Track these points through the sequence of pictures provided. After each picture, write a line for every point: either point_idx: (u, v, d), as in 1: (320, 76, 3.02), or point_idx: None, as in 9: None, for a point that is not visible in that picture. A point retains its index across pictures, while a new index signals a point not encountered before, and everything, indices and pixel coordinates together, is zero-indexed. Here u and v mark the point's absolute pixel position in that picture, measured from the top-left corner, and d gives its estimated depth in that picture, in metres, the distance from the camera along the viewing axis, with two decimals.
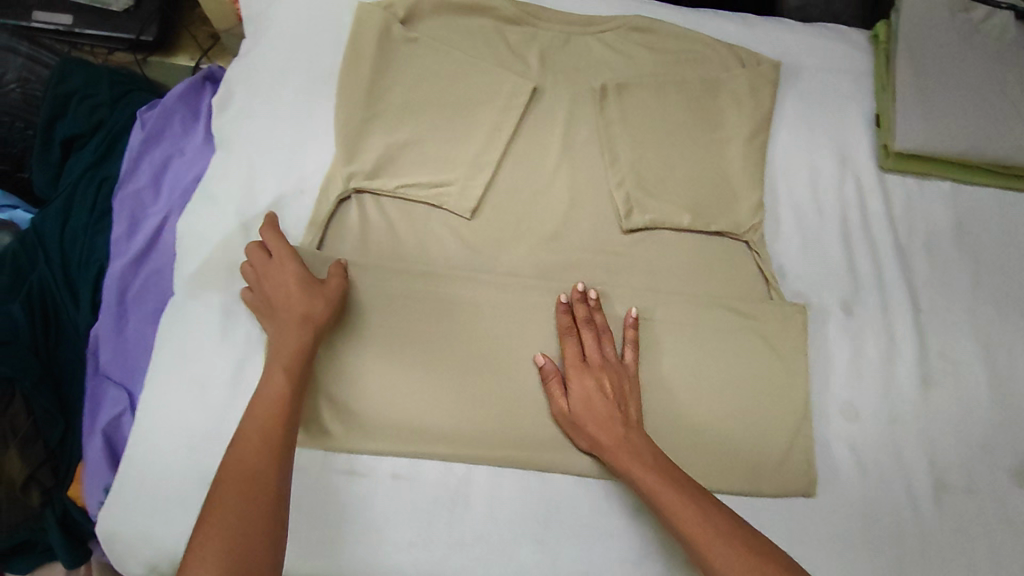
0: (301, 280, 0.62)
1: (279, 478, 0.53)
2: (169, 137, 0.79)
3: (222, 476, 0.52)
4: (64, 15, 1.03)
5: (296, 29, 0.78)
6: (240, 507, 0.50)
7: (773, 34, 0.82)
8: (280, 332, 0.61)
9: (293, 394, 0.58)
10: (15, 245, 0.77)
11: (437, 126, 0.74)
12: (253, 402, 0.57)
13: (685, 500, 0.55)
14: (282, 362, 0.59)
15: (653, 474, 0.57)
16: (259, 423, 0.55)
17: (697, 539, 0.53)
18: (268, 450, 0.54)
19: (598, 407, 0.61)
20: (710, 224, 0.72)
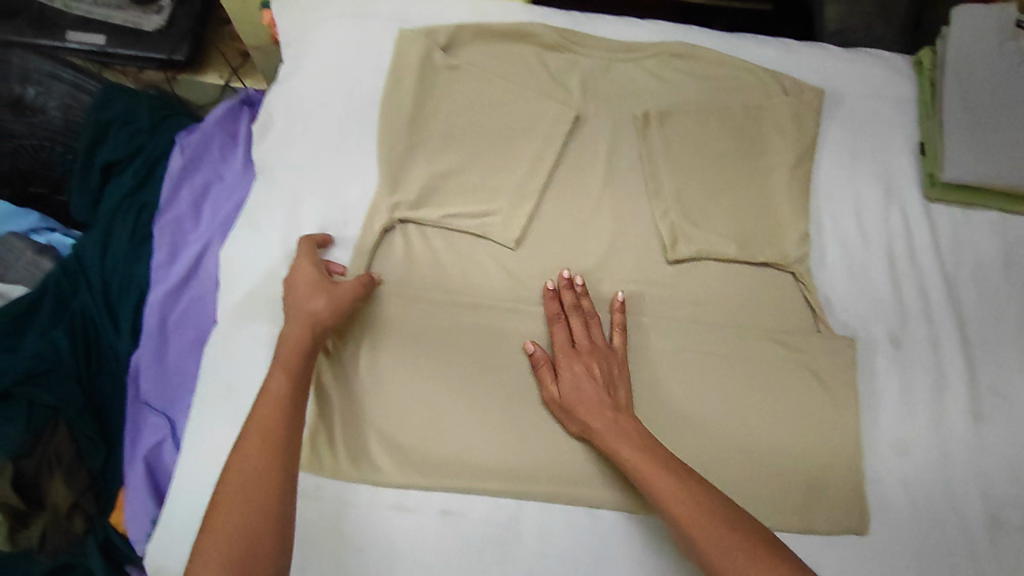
0: (310, 281, 0.63)
1: (279, 477, 0.52)
2: (208, 162, 0.79)
3: (225, 478, 0.52)
4: (97, 35, 1.03)
5: (331, 55, 0.77)
6: (243, 509, 0.50)
7: (816, 60, 0.81)
8: (286, 330, 0.61)
9: (294, 392, 0.57)
10: (56, 271, 0.76)
11: (480, 153, 0.73)
12: (256, 402, 0.56)
13: (671, 481, 0.55)
14: (282, 360, 0.58)
15: (640, 456, 0.57)
16: (259, 423, 0.55)
17: (682, 519, 0.53)
18: (268, 450, 0.53)
19: (587, 392, 0.62)
20: (756, 255, 0.72)
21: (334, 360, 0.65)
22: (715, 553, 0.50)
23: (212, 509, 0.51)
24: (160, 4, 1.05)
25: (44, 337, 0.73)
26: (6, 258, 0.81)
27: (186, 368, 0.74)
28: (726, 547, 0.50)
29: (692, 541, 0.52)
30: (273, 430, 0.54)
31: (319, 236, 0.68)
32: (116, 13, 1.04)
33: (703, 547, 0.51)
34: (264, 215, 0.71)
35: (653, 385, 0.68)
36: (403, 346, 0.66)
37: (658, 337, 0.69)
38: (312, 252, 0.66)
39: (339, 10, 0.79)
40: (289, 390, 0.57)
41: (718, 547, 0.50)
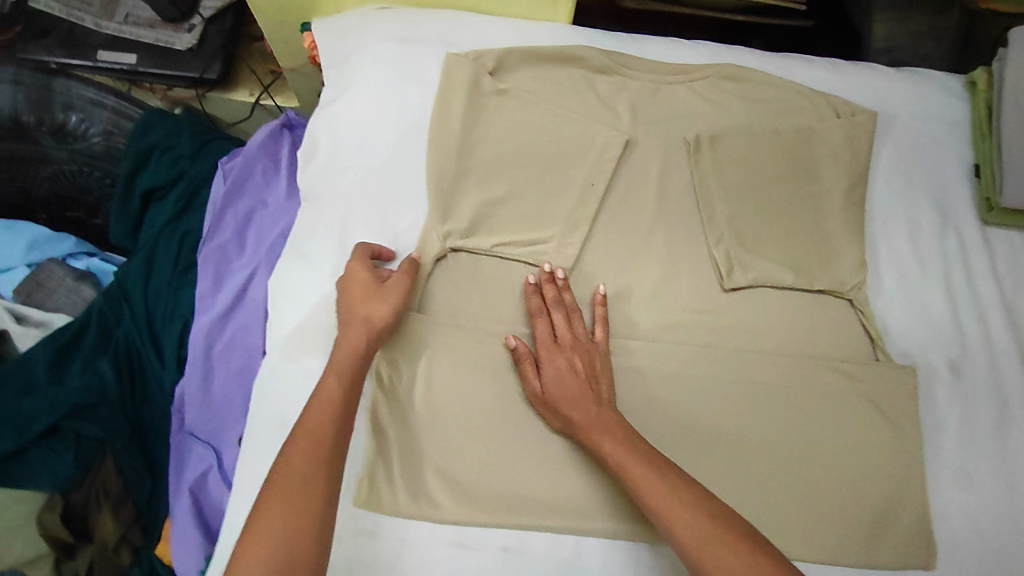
0: (365, 286, 0.62)
1: (325, 488, 0.51)
2: (252, 188, 0.78)
3: (270, 484, 0.51)
4: (128, 54, 1.02)
5: (376, 80, 0.76)
6: (289, 518, 0.49)
7: (867, 80, 0.80)
8: (343, 335, 0.60)
9: (346, 403, 0.56)
10: (99, 299, 0.75)
11: (529, 179, 0.72)
12: (306, 408, 0.55)
13: (657, 477, 0.54)
14: (337, 366, 0.58)
15: (625, 452, 0.56)
16: (309, 430, 0.54)
17: (663, 513, 0.53)
18: (317, 458, 0.52)
19: (569, 387, 0.61)
20: (812, 283, 0.71)
21: (390, 393, 0.64)
22: (699, 547, 0.50)
23: (254, 516, 0.50)
24: (191, 22, 1.03)
25: (89, 368, 0.72)
26: (45, 284, 0.79)
27: (232, 399, 0.72)
28: (712, 543, 0.50)
29: (675, 534, 0.52)
30: (322, 439, 0.53)
31: (376, 249, 0.67)
32: (147, 31, 1.02)
33: (685, 541, 0.51)
34: (312, 244, 0.71)
35: (712, 416, 0.67)
36: (458, 378, 0.65)
37: (715, 366, 0.68)
38: (365, 258, 0.65)
39: (383, 34, 0.78)
40: (342, 400, 0.56)
41: (704, 542, 0.50)
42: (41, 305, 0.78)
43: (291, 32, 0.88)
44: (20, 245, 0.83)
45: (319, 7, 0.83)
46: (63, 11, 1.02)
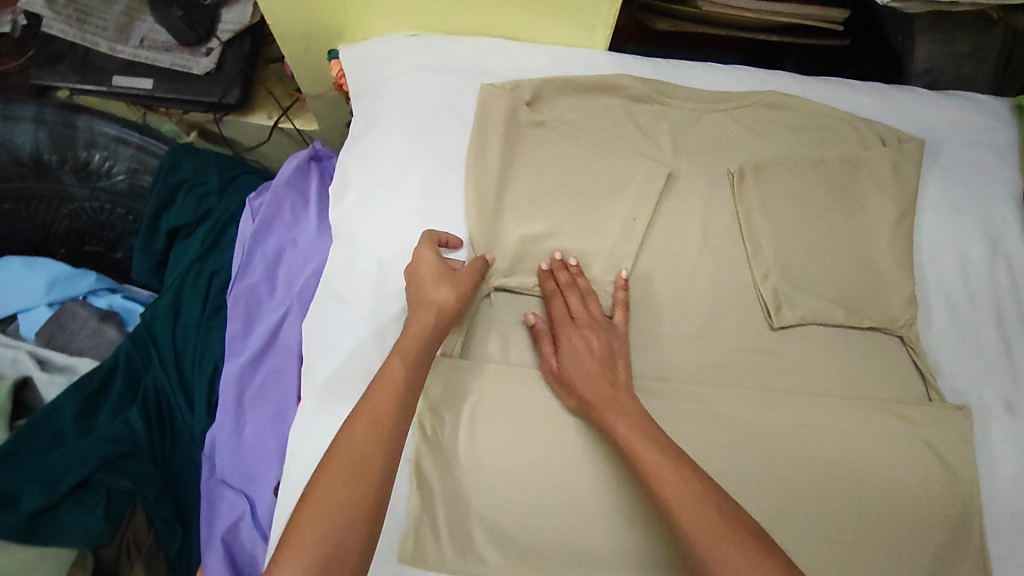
0: (435, 271, 0.62)
1: (380, 469, 0.50)
2: (280, 226, 0.76)
3: (329, 457, 0.51)
4: (144, 79, 1.00)
5: (408, 110, 0.74)
6: (346, 494, 0.48)
7: (912, 106, 0.77)
8: (412, 317, 0.60)
9: (410, 384, 0.55)
10: (126, 344, 0.74)
11: (568, 212, 0.70)
12: (371, 385, 0.55)
13: (666, 461, 0.51)
14: (403, 347, 0.57)
15: (634, 436, 0.54)
16: (371, 408, 0.53)
17: (669, 502, 0.49)
18: (377, 438, 0.51)
19: (583, 365, 0.59)
20: (863, 320, 0.69)
21: (434, 443, 0.62)
22: (700, 538, 0.47)
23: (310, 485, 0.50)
24: (208, 45, 1.00)
25: (118, 417, 0.71)
26: (67, 326, 0.78)
27: (263, 446, 0.69)
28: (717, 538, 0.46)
29: (676, 523, 0.48)
30: (383, 419, 0.52)
31: (443, 237, 0.67)
32: (163, 56, 1.00)
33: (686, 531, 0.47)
34: (346, 283, 0.69)
35: (764, 460, 0.65)
36: (501, 427, 0.62)
37: (765, 408, 0.66)
38: (433, 245, 0.65)
39: (414, 63, 0.76)
40: (405, 383, 0.55)
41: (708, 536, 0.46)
42: (64, 349, 0.77)
43: (317, 59, 0.86)
44: (40, 284, 0.80)
45: (347, 34, 0.81)
46: (77, 35, 1.00)
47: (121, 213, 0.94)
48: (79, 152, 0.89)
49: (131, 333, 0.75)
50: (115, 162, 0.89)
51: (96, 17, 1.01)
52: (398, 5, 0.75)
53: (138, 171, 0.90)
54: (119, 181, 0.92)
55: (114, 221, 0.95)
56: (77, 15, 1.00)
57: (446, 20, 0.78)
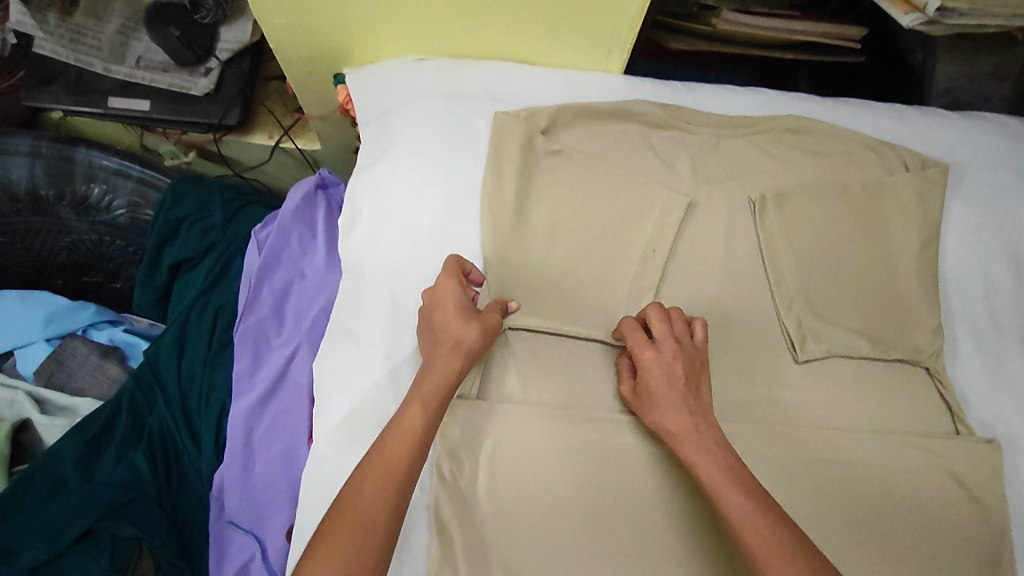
0: (461, 309, 0.58)
1: (384, 536, 0.48)
2: (287, 260, 0.74)
3: (335, 512, 0.48)
4: (141, 101, 0.97)
5: (420, 137, 0.72)
6: (349, 565, 0.45)
7: (934, 128, 0.76)
8: (433, 358, 0.57)
9: (426, 434, 0.52)
10: (129, 383, 0.71)
11: (588, 246, 0.69)
12: (387, 433, 0.52)
13: (749, 505, 0.49)
14: (423, 393, 0.54)
15: (721, 477, 0.51)
16: (383, 462, 0.50)
17: (759, 553, 0.46)
18: (385, 496, 0.49)
19: (665, 392, 0.56)
20: (891, 351, 0.66)
21: (453, 489, 0.60)
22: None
23: (315, 544, 0.47)
24: (207, 65, 0.97)
25: (122, 460, 0.67)
26: (67, 364, 0.75)
27: (274, 488, 0.66)
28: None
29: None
30: (396, 475, 0.50)
31: (469, 271, 0.64)
32: (160, 76, 0.97)
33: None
34: (358, 320, 0.66)
35: (794, 500, 0.61)
36: (520, 472, 0.60)
37: (796, 451, 0.62)
38: (457, 277, 0.61)
39: (424, 88, 0.74)
40: (424, 433, 0.52)
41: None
42: (63, 387, 0.75)
43: (322, 82, 0.83)
44: (37, 320, 0.78)
45: (353, 59, 0.78)
46: (70, 55, 0.96)
47: (120, 245, 0.92)
48: (77, 186, 0.87)
49: (135, 372, 0.72)
50: (114, 196, 0.87)
51: (90, 36, 0.97)
52: (408, 29, 0.73)
53: (139, 206, 0.88)
54: (118, 215, 0.89)
55: (114, 252, 0.92)
56: (70, 35, 0.96)
57: (457, 44, 0.76)
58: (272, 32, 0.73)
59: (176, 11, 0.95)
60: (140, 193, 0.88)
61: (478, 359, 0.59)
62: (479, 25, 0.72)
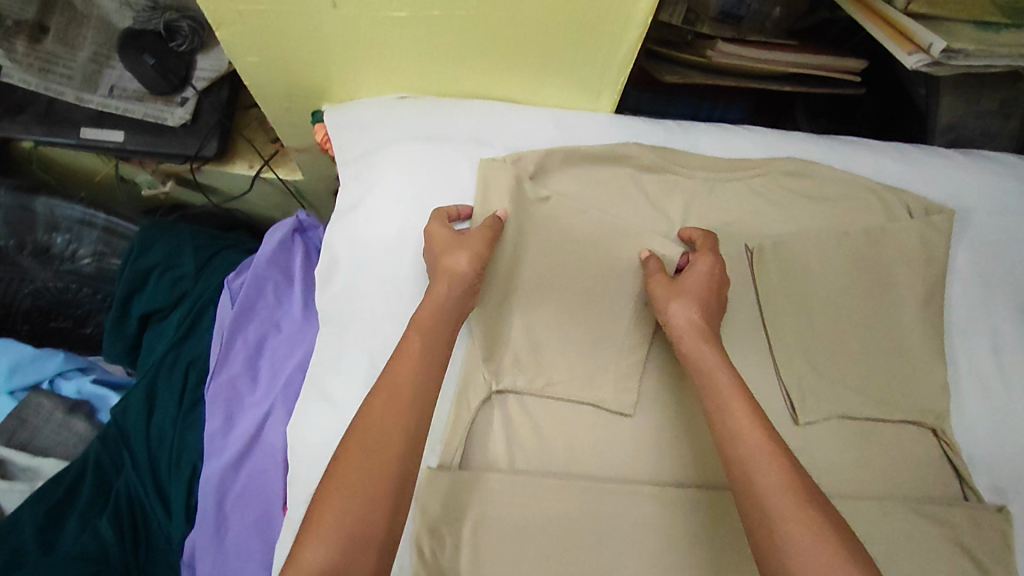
0: (445, 241, 0.61)
1: (403, 446, 0.50)
2: (262, 311, 0.71)
3: (352, 427, 0.51)
4: (116, 131, 0.93)
5: (399, 182, 0.68)
6: (369, 471, 0.48)
7: (939, 171, 0.72)
8: (430, 287, 0.60)
9: (427, 354, 0.55)
10: (95, 444, 0.68)
11: (578, 298, 0.65)
12: (392, 360, 0.54)
13: (744, 407, 0.51)
14: (420, 318, 0.57)
15: (727, 375, 0.53)
16: (391, 379, 0.53)
17: (745, 447, 0.48)
18: (396, 407, 0.51)
19: (704, 287, 0.60)
20: (895, 412, 0.63)
21: (433, 569, 0.57)
22: (768, 490, 0.46)
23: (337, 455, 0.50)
24: (183, 94, 0.93)
25: (86, 529, 0.64)
26: (31, 423, 0.72)
27: (248, 557, 0.62)
28: (786, 495, 0.45)
29: (748, 471, 0.47)
30: (403, 396, 0.52)
31: (454, 209, 0.65)
32: (135, 106, 0.93)
33: (753, 463, 0.47)
34: (333, 379, 0.63)
35: None
36: (503, 547, 0.57)
37: None
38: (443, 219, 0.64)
39: (404, 129, 0.70)
40: (423, 356, 0.55)
41: (776, 491, 0.45)
42: (27, 447, 0.71)
43: (300, 118, 0.79)
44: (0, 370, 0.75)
45: (331, 96, 0.75)
46: (39, 84, 0.91)
47: (89, 293, 0.89)
48: (39, 236, 0.86)
49: (101, 432, 0.69)
50: (80, 245, 0.87)
51: (61, 65, 0.92)
52: (386, 68, 0.69)
53: (105, 255, 0.88)
54: (84, 264, 0.88)
55: (83, 300, 0.89)
56: (38, 63, 0.91)
57: (439, 84, 0.72)
58: (245, 70, 0.70)
59: (150, 38, 0.90)
60: (107, 241, 0.88)
61: (476, 286, 0.61)
62: (461, 65, 0.68)
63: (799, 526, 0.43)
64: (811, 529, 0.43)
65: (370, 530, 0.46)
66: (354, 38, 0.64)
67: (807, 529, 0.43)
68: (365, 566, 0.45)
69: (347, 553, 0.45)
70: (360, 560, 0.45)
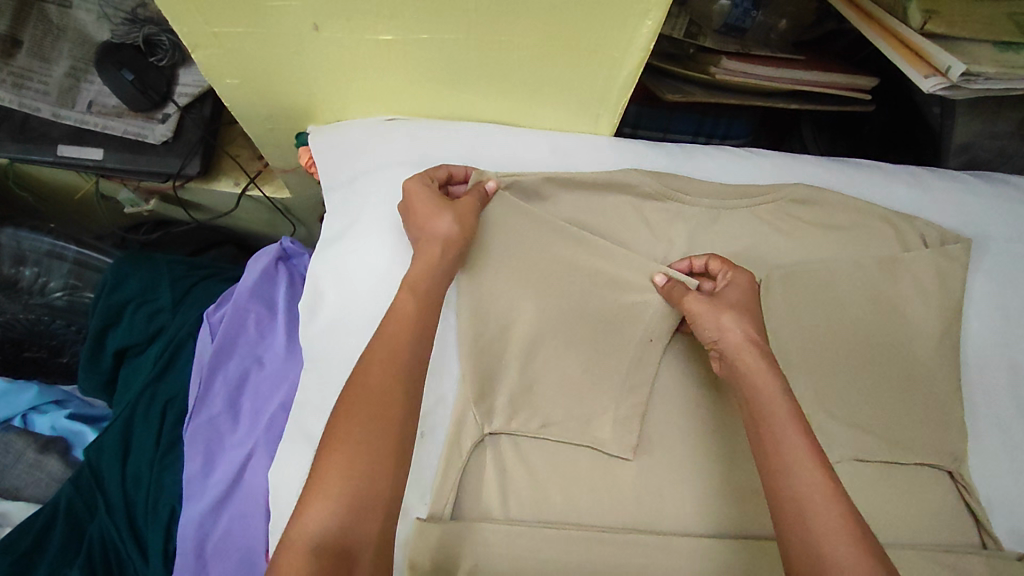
0: (429, 201, 0.58)
1: (401, 406, 0.48)
2: (243, 345, 0.68)
3: (347, 391, 0.49)
4: (95, 149, 0.88)
5: (385, 210, 0.65)
6: (369, 433, 0.46)
7: (953, 196, 0.69)
8: (418, 252, 0.57)
9: (421, 315, 0.53)
10: (68, 488, 0.65)
11: (577, 333, 0.62)
12: (383, 321, 0.52)
13: (802, 440, 0.47)
14: (410, 280, 0.55)
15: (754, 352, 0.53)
16: (387, 339, 0.51)
17: (806, 494, 0.45)
18: (393, 367, 0.49)
19: (753, 307, 0.56)
20: (910, 454, 0.60)
21: None
22: (830, 544, 0.43)
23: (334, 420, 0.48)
24: (165, 111, 0.88)
25: None
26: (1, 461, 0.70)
27: None
28: (846, 548, 0.42)
29: (807, 521, 0.44)
30: (399, 355, 0.50)
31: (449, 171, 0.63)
32: (114, 122, 0.88)
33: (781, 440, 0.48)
34: (316, 419, 0.59)
35: None
36: None
37: None
38: (434, 177, 0.61)
39: (391, 152, 0.67)
40: (418, 316, 0.53)
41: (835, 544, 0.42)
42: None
43: (284, 140, 0.76)
44: None
45: (316, 117, 0.71)
46: (13, 100, 0.87)
47: (63, 324, 0.86)
48: (7, 270, 0.85)
49: (75, 474, 0.66)
50: (49, 278, 0.86)
51: (36, 80, 0.87)
52: (374, 90, 0.66)
53: (77, 288, 0.86)
54: (55, 297, 0.86)
55: (57, 330, 0.86)
56: (13, 79, 0.87)
57: (430, 106, 0.69)
58: (225, 92, 0.66)
59: (129, 53, 0.86)
60: (77, 273, 0.87)
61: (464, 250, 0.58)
62: (453, 87, 0.65)
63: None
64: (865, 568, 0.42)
65: (374, 497, 0.45)
66: (341, 61, 0.61)
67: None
68: (371, 528, 0.44)
69: (353, 518, 0.44)
70: (365, 526, 0.44)
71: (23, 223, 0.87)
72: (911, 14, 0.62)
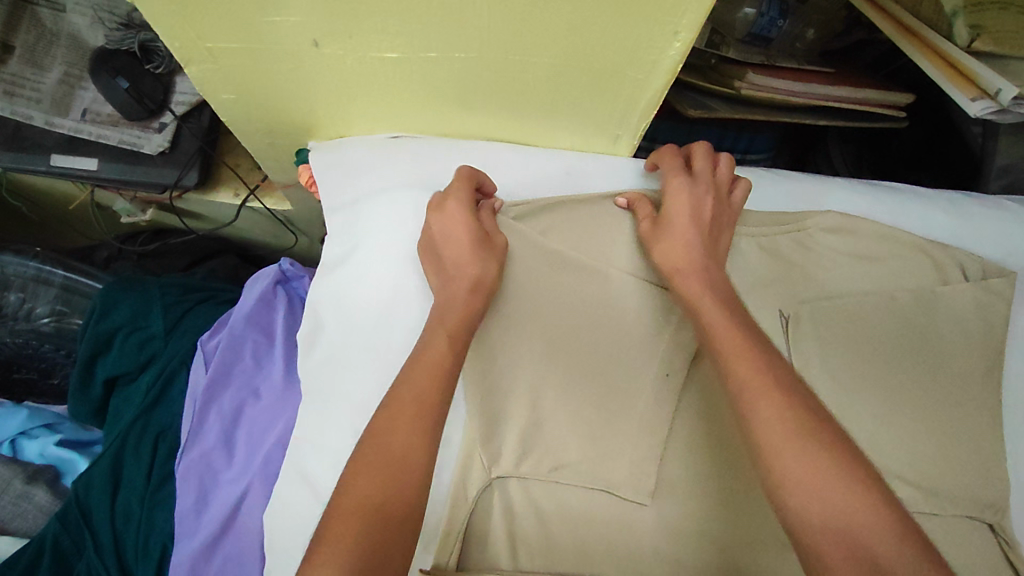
0: (473, 246, 0.55)
1: (421, 467, 0.44)
2: (240, 375, 0.65)
3: (365, 445, 0.45)
4: (88, 158, 0.83)
5: (387, 235, 0.61)
6: (381, 492, 0.42)
7: (995, 225, 0.66)
8: (448, 297, 0.53)
9: (452, 367, 0.49)
10: (55, 524, 0.62)
11: (590, 366, 0.58)
12: (410, 370, 0.48)
13: (739, 345, 0.45)
14: (448, 328, 0.51)
15: (687, 259, 0.53)
16: (411, 388, 0.47)
17: (746, 388, 0.42)
18: (418, 422, 0.46)
19: (687, 218, 0.55)
20: (950, 505, 0.55)
21: None
22: (762, 428, 0.40)
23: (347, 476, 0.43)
24: (161, 120, 0.85)
25: None
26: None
27: None
28: (780, 431, 0.40)
29: (746, 409, 0.42)
30: (424, 405, 0.46)
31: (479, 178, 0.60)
32: (110, 131, 0.84)
33: (715, 342, 0.46)
34: (316, 461, 0.56)
35: None
36: None
37: None
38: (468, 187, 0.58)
39: (395, 175, 0.63)
40: (448, 361, 0.49)
41: (769, 427, 0.40)
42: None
43: (284, 154, 0.72)
44: None
45: (318, 133, 0.67)
46: (6, 108, 0.82)
47: (51, 348, 0.85)
48: None
49: (61, 510, 0.63)
50: (36, 303, 0.82)
51: (28, 86, 0.83)
52: (380, 108, 0.62)
53: (65, 313, 0.83)
54: (42, 323, 0.83)
55: (46, 353, 0.85)
56: (5, 86, 0.82)
57: (440, 124, 0.65)
58: (222, 108, 0.62)
59: (124, 60, 0.83)
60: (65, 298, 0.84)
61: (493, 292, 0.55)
62: (462, 104, 0.61)
63: (796, 459, 0.38)
64: (793, 441, 0.39)
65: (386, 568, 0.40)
66: (345, 77, 0.57)
67: (806, 463, 0.38)
68: None
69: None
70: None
71: (7, 246, 0.83)
72: (957, 30, 0.58)
